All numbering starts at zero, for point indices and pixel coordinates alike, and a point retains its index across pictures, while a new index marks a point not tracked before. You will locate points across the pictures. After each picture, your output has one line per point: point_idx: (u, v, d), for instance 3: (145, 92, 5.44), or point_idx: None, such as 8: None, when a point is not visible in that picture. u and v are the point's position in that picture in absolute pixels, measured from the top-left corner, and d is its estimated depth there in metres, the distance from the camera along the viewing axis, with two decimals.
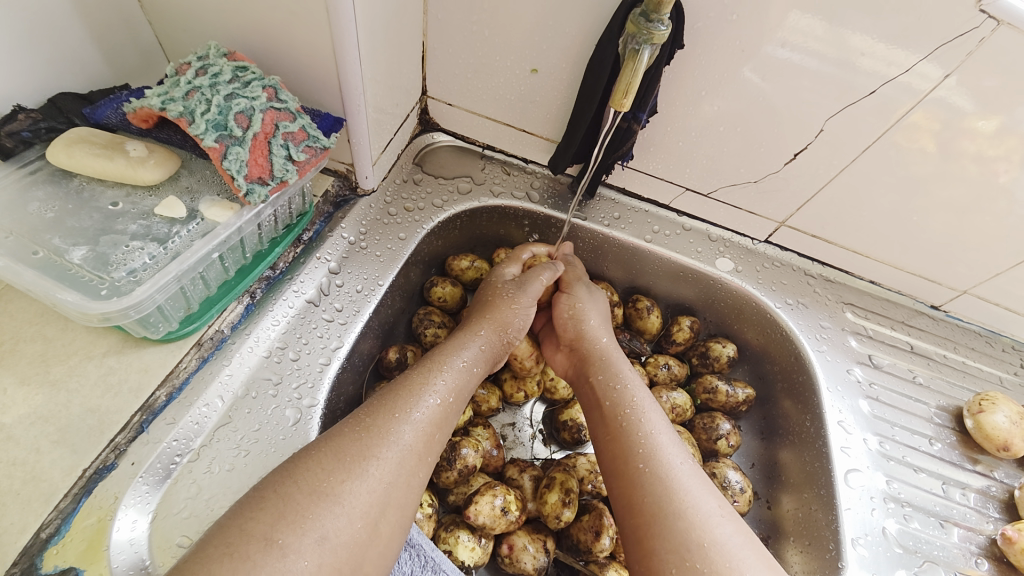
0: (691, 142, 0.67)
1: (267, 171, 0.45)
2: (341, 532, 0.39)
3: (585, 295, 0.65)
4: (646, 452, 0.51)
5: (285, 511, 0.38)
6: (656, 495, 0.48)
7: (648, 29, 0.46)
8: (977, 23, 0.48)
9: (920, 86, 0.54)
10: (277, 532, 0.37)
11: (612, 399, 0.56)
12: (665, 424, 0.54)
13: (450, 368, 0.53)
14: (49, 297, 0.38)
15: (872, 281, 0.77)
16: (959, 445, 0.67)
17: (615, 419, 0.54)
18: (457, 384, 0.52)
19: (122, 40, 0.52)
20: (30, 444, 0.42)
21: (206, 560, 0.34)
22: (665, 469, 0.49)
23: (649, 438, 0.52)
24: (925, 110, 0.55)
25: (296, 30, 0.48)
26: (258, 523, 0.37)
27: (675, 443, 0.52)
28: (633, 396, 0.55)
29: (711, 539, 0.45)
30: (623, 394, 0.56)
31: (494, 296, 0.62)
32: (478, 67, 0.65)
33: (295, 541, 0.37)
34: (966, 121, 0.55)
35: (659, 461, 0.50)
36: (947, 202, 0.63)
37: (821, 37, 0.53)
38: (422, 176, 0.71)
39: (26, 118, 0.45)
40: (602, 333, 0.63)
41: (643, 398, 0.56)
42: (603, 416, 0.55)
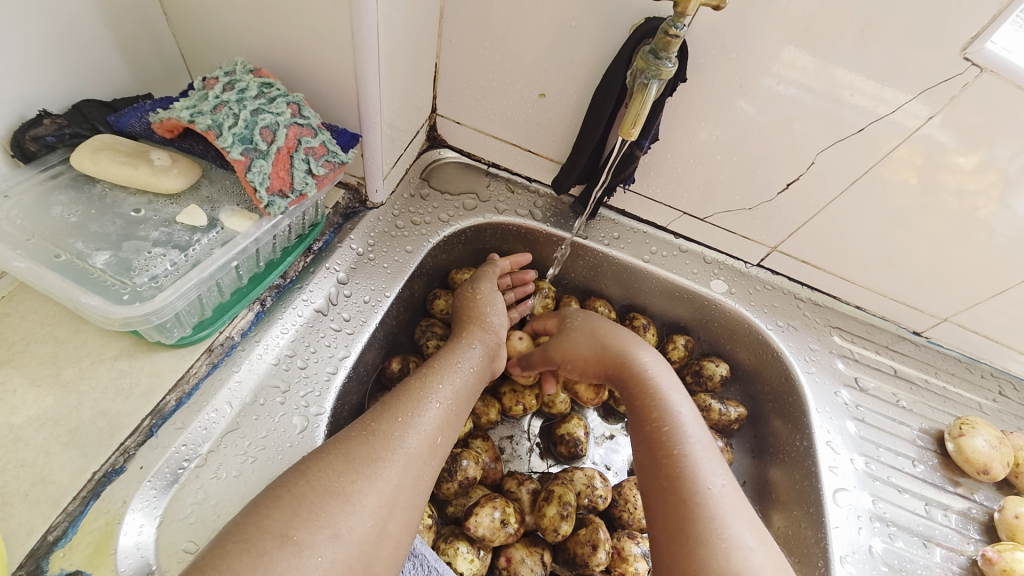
0: (689, 167, 0.70)
1: (287, 184, 0.47)
2: (353, 530, 0.40)
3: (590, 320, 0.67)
4: (686, 461, 0.52)
5: (300, 509, 0.38)
6: (695, 504, 0.49)
7: (657, 66, 0.49)
8: (962, 70, 0.52)
9: (907, 124, 0.57)
10: (293, 529, 0.37)
11: (655, 412, 0.57)
12: (710, 445, 0.54)
13: (450, 373, 0.55)
14: (72, 301, 0.39)
15: (858, 306, 0.80)
16: (940, 468, 0.70)
17: (655, 424, 0.56)
18: (455, 387, 0.54)
19: (146, 51, 0.54)
20: (38, 446, 0.42)
21: (227, 555, 0.35)
22: (704, 488, 0.50)
23: (689, 448, 0.53)
24: (912, 146, 0.59)
25: (319, 49, 0.50)
26: (273, 521, 0.37)
27: (718, 459, 0.54)
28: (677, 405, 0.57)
29: (746, 566, 0.46)
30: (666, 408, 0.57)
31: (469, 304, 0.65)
32: (488, 89, 0.68)
33: (311, 538, 0.37)
34: (948, 156, 0.58)
35: (699, 472, 0.51)
36: (929, 232, 0.66)
37: (814, 73, 0.56)
38: (429, 191, 0.73)
39: (51, 123, 0.46)
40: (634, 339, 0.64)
41: (686, 412, 0.57)
42: (643, 419, 0.57)
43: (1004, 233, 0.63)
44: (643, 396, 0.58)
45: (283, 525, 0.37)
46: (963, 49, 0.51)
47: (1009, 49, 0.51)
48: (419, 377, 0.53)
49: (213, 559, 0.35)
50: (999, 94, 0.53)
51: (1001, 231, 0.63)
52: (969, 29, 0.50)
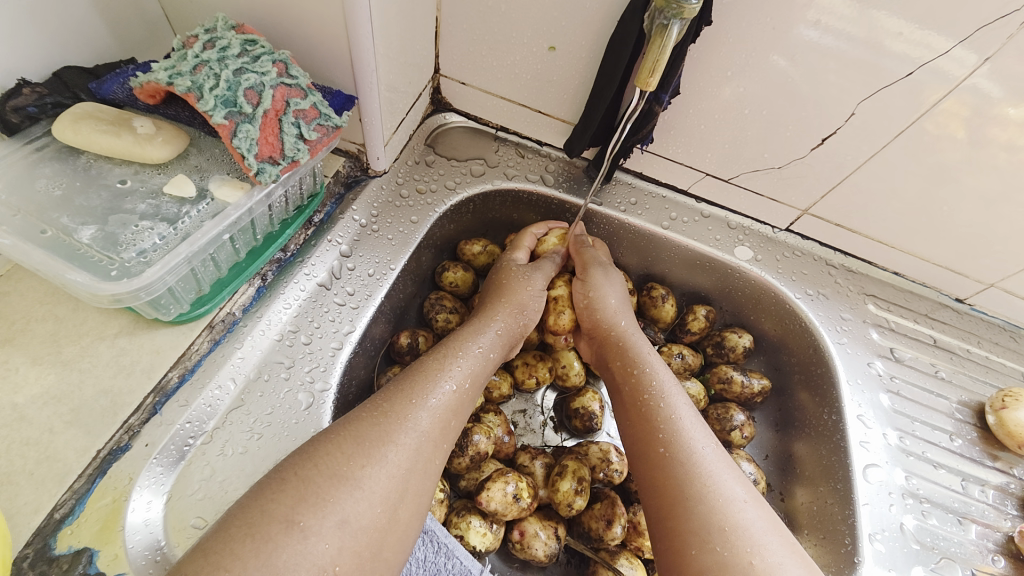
0: (713, 124, 0.64)
1: (278, 150, 0.44)
2: (361, 516, 0.38)
3: (600, 281, 0.62)
4: (667, 437, 0.50)
5: (306, 494, 0.37)
6: (679, 478, 0.48)
7: (678, 3, 0.43)
8: (1019, 6, 0.45)
9: (955, 73, 0.51)
10: (298, 515, 0.36)
11: (633, 382, 0.56)
12: (689, 409, 0.53)
13: (467, 354, 0.52)
14: (58, 277, 0.38)
15: (895, 272, 0.74)
16: (979, 442, 0.66)
17: (634, 394, 0.55)
18: (472, 370, 0.51)
19: (128, 11, 0.50)
20: (43, 425, 0.42)
21: (230, 540, 0.34)
22: (687, 452, 0.49)
23: (670, 422, 0.51)
24: (959, 99, 0.52)
25: (306, 2, 0.46)
26: (279, 505, 0.36)
27: (701, 428, 0.52)
28: (655, 379, 0.55)
29: (733, 523, 0.44)
30: (644, 377, 0.56)
31: (508, 284, 0.61)
32: (493, 44, 0.63)
33: (317, 523, 0.36)
34: (996, 108, 0.52)
35: (680, 445, 0.49)
36: (980, 191, 0.60)
37: (856, 13, 0.50)
38: (434, 157, 0.70)
39: (31, 92, 0.43)
40: (620, 316, 0.62)
41: (665, 379, 0.56)
42: (625, 400, 0.56)
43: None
44: (622, 377, 0.57)
45: (288, 511, 0.36)
46: None
47: None
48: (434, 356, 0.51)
49: (216, 543, 0.34)
50: None
51: None
52: None
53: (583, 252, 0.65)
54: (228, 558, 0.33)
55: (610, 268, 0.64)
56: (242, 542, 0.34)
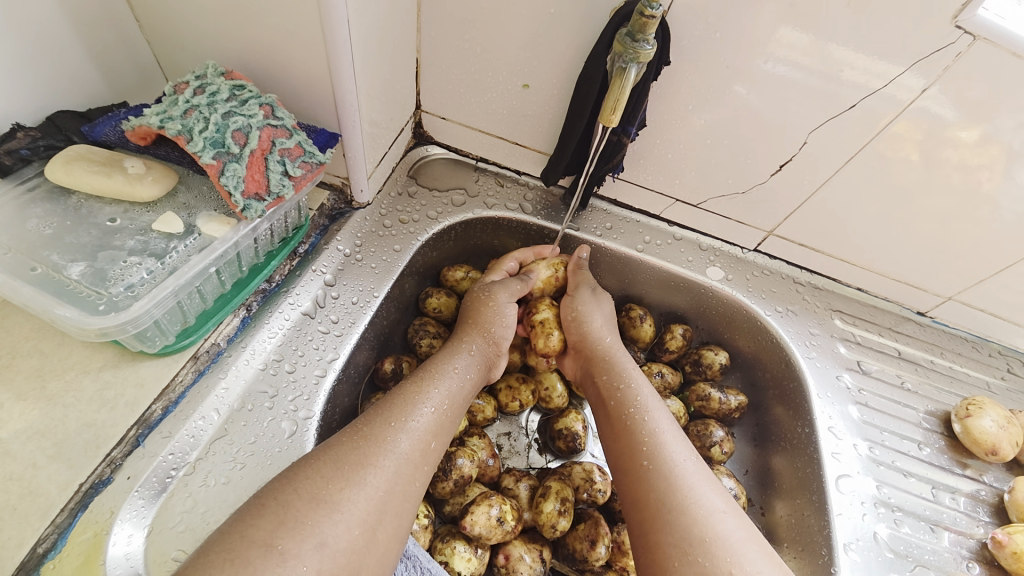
0: (679, 153, 0.68)
1: (264, 187, 0.46)
2: (339, 539, 0.39)
3: (587, 299, 0.66)
4: (651, 450, 0.52)
5: (285, 518, 0.38)
6: (661, 491, 0.49)
7: (634, 48, 0.47)
8: (954, 39, 0.50)
9: (902, 97, 0.55)
10: (277, 538, 0.37)
11: (616, 399, 0.58)
12: (671, 423, 0.55)
13: (443, 376, 0.54)
14: (48, 313, 0.39)
15: (859, 288, 0.78)
16: (948, 450, 0.68)
17: (618, 412, 0.57)
18: (449, 391, 0.53)
19: (120, 58, 0.53)
20: (26, 459, 0.42)
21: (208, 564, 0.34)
22: (668, 465, 0.51)
23: (653, 437, 0.53)
24: (908, 120, 0.57)
25: (293, 49, 0.50)
26: (257, 529, 0.37)
27: (683, 442, 0.54)
28: (639, 395, 0.57)
29: (714, 535, 0.46)
30: (627, 394, 0.58)
31: (472, 304, 0.63)
32: (470, 83, 0.67)
33: (295, 546, 0.37)
34: (948, 130, 0.57)
35: (662, 459, 0.51)
36: (932, 208, 0.64)
37: (806, 50, 0.55)
38: (416, 189, 0.72)
39: (25, 136, 0.46)
40: (604, 332, 0.64)
41: (647, 395, 0.58)
42: (609, 416, 0.57)
43: (1008, 207, 0.61)
44: (606, 394, 0.59)
45: (268, 534, 0.37)
46: (954, 17, 0.49)
47: (1001, 15, 0.49)
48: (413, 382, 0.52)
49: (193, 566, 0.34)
50: (991, 66, 0.51)
51: (1005, 206, 0.61)
52: None
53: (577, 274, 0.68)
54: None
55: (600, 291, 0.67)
56: (220, 568, 0.34)
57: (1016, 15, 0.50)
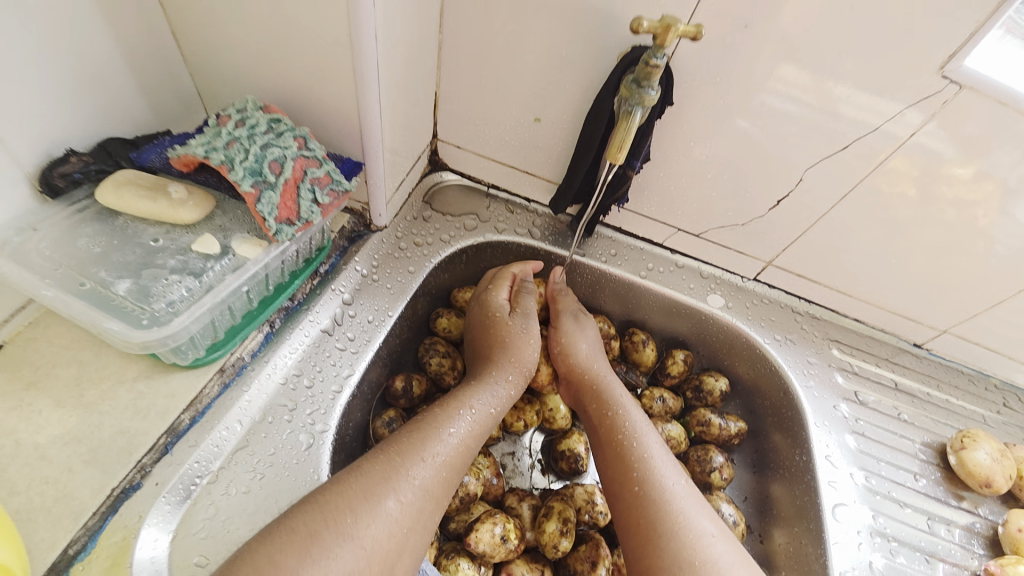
0: (681, 186, 0.72)
1: (294, 212, 0.50)
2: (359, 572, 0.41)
3: (572, 329, 0.69)
4: (640, 476, 0.55)
5: (314, 552, 0.40)
6: (651, 515, 0.52)
7: (639, 93, 0.51)
8: (940, 87, 0.54)
9: (900, 132, 0.58)
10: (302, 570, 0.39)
11: (607, 426, 0.61)
12: (661, 449, 0.58)
13: (471, 410, 0.57)
14: (96, 325, 0.42)
15: (855, 319, 0.81)
16: (943, 482, 0.70)
17: (611, 438, 0.60)
18: (474, 424, 0.56)
19: (166, 90, 0.58)
20: (62, 464, 0.44)
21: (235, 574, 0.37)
22: (658, 490, 0.54)
23: (643, 461, 0.56)
24: (905, 155, 0.60)
25: (325, 86, 0.54)
26: (286, 559, 0.39)
27: (671, 466, 0.57)
28: (627, 421, 0.61)
29: (702, 558, 0.49)
30: (618, 419, 0.61)
31: (501, 332, 0.65)
32: (486, 116, 0.71)
33: None
34: (943, 167, 0.60)
35: (653, 484, 0.54)
36: (929, 242, 0.67)
37: (811, 88, 0.58)
38: (431, 213, 0.76)
39: (78, 161, 0.49)
40: (594, 360, 0.68)
41: (638, 421, 0.61)
42: (603, 441, 0.61)
43: (1003, 242, 0.64)
44: (598, 421, 0.63)
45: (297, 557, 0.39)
46: (941, 68, 0.53)
47: (987, 66, 0.53)
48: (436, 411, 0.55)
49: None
50: (974, 114, 0.55)
51: (1000, 241, 0.64)
52: (945, 49, 0.51)
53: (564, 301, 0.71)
54: None
55: (581, 317, 0.71)
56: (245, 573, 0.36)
57: (1000, 63, 0.54)
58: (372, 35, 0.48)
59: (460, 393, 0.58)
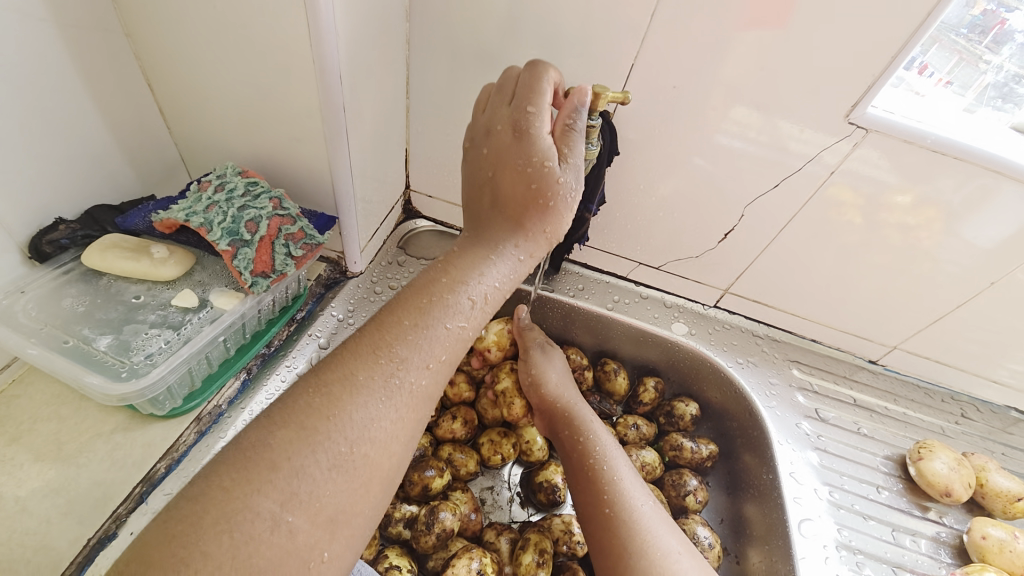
0: (637, 224, 0.78)
1: (269, 266, 0.54)
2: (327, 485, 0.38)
3: (540, 360, 0.72)
4: (611, 498, 0.57)
5: None
6: (621, 535, 0.54)
7: (581, 149, 0.56)
8: (849, 133, 0.61)
9: (830, 161, 0.64)
10: None
11: (579, 451, 0.64)
12: (630, 472, 0.61)
13: (482, 280, 0.51)
14: (77, 380, 0.45)
15: (813, 339, 0.85)
16: (906, 493, 0.72)
17: (584, 463, 0.62)
18: (482, 296, 0.50)
19: (152, 159, 0.63)
20: (40, 516, 0.46)
21: None
22: (628, 510, 0.56)
23: (613, 484, 0.59)
24: (840, 181, 0.65)
25: (300, 150, 0.59)
26: None
27: (640, 488, 0.60)
28: (597, 445, 0.63)
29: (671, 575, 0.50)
30: (589, 444, 0.64)
31: (523, 195, 0.50)
32: (453, 167, 0.77)
33: None
34: (886, 196, 0.65)
35: (622, 505, 0.56)
36: (874, 265, 0.73)
37: (755, 130, 0.64)
38: (405, 258, 0.80)
39: (66, 228, 0.53)
40: (562, 388, 0.71)
41: (608, 445, 0.64)
42: (575, 466, 0.63)
43: (951, 260, 0.69)
44: (569, 448, 0.65)
45: (259, 478, 0.36)
46: (846, 115, 0.60)
47: (888, 111, 0.60)
48: (440, 279, 0.50)
49: None
50: (885, 151, 0.61)
51: (942, 259, 0.69)
52: (849, 98, 0.59)
53: (528, 334, 0.75)
54: None
55: (548, 348, 0.74)
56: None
57: (903, 106, 0.61)
58: (340, 106, 0.54)
59: (466, 261, 0.51)
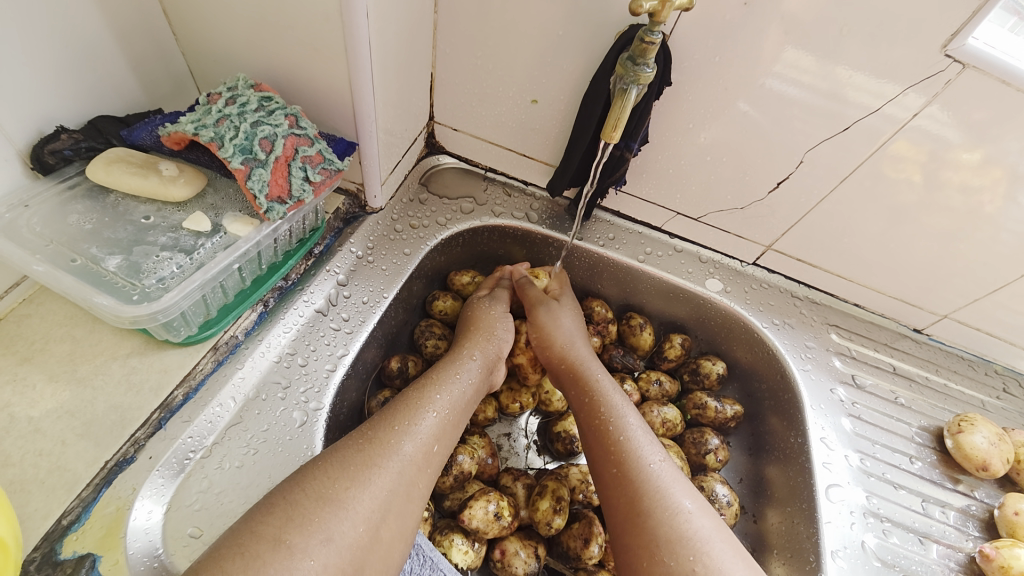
0: (681, 169, 0.70)
1: (286, 191, 0.50)
2: (345, 535, 0.41)
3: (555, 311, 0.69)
4: (620, 457, 0.55)
5: (293, 515, 0.41)
6: (632, 495, 0.52)
7: (635, 71, 0.50)
8: (943, 66, 0.52)
9: (899, 116, 0.57)
10: (285, 534, 0.39)
11: (588, 407, 0.61)
12: (642, 428, 0.58)
13: (447, 385, 0.57)
14: (87, 301, 0.43)
15: (856, 303, 0.80)
16: (940, 465, 0.70)
17: (593, 422, 0.60)
18: (453, 398, 0.56)
19: (156, 69, 0.57)
20: (55, 436, 0.45)
21: (221, 558, 0.37)
22: (638, 470, 0.54)
23: (623, 442, 0.56)
24: (909, 136, 0.58)
25: (317, 63, 0.53)
26: (268, 527, 0.40)
27: (651, 445, 0.57)
28: (608, 403, 0.60)
29: (681, 533, 0.49)
30: (600, 399, 0.61)
31: (478, 315, 0.68)
32: (482, 97, 0.70)
33: (302, 541, 0.39)
34: (952, 152, 0.58)
35: (631, 464, 0.54)
36: (933, 229, 0.66)
37: (819, 70, 0.56)
38: (427, 196, 0.76)
39: (68, 138, 0.49)
40: (578, 342, 0.68)
41: (620, 402, 0.61)
42: (585, 421, 0.61)
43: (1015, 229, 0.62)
44: (580, 403, 0.62)
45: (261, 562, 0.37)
46: (944, 46, 0.50)
47: (991, 44, 0.50)
48: (413, 395, 0.54)
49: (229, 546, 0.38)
50: (985, 93, 0.52)
51: (1007, 225, 0.62)
52: (949, 26, 0.49)
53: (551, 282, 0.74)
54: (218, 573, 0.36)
55: (583, 296, 0.72)
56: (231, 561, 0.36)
57: (1010, 40, 0.51)
58: (363, 11, 0.47)
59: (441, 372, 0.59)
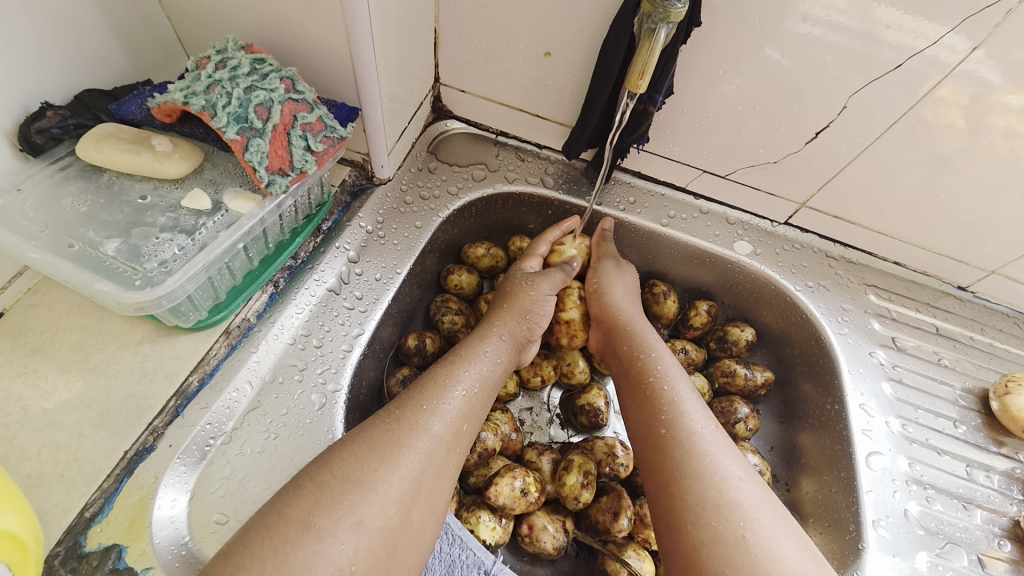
0: (708, 123, 0.65)
1: (287, 162, 0.47)
2: (376, 517, 0.40)
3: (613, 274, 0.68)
4: (668, 419, 0.53)
5: (321, 497, 0.39)
6: (677, 457, 0.50)
7: (664, 8, 0.45)
8: None
9: (947, 59, 0.51)
10: (314, 517, 0.38)
11: (638, 367, 0.59)
12: (692, 393, 0.56)
13: (472, 360, 0.55)
14: (87, 288, 0.41)
15: (895, 262, 0.75)
16: (984, 428, 0.66)
17: (641, 380, 0.58)
18: (481, 374, 0.54)
19: (141, 36, 0.53)
20: (72, 428, 0.45)
21: (251, 544, 0.36)
22: (686, 432, 0.52)
23: (673, 405, 0.54)
24: (966, 74, 0.51)
25: (309, 19, 0.48)
26: (296, 509, 0.38)
27: (703, 411, 0.55)
28: (659, 365, 0.59)
29: (727, 500, 0.46)
30: (649, 361, 0.60)
31: (512, 289, 0.64)
32: (489, 53, 0.65)
33: (332, 525, 0.38)
34: (995, 95, 0.52)
35: (680, 426, 0.52)
36: (976, 178, 0.60)
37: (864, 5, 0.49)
38: (436, 164, 0.72)
39: (55, 115, 0.46)
40: (627, 303, 0.66)
41: (669, 367, 0.59)
42: (631, 383, 0.59)
43: None
44: (628, 361, 0.61)
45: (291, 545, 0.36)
46: None
47: None
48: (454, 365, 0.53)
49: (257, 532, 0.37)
50: None
51: None
52: None
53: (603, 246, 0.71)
54: (250, 560, 0.35)
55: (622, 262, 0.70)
56: (260, 545, 0.35)
57: None
58: None
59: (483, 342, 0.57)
